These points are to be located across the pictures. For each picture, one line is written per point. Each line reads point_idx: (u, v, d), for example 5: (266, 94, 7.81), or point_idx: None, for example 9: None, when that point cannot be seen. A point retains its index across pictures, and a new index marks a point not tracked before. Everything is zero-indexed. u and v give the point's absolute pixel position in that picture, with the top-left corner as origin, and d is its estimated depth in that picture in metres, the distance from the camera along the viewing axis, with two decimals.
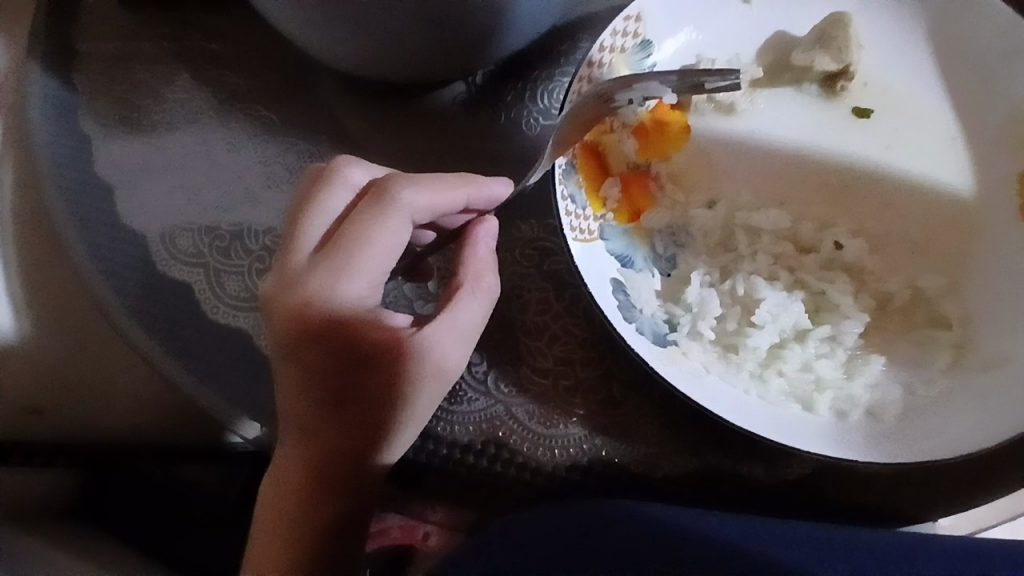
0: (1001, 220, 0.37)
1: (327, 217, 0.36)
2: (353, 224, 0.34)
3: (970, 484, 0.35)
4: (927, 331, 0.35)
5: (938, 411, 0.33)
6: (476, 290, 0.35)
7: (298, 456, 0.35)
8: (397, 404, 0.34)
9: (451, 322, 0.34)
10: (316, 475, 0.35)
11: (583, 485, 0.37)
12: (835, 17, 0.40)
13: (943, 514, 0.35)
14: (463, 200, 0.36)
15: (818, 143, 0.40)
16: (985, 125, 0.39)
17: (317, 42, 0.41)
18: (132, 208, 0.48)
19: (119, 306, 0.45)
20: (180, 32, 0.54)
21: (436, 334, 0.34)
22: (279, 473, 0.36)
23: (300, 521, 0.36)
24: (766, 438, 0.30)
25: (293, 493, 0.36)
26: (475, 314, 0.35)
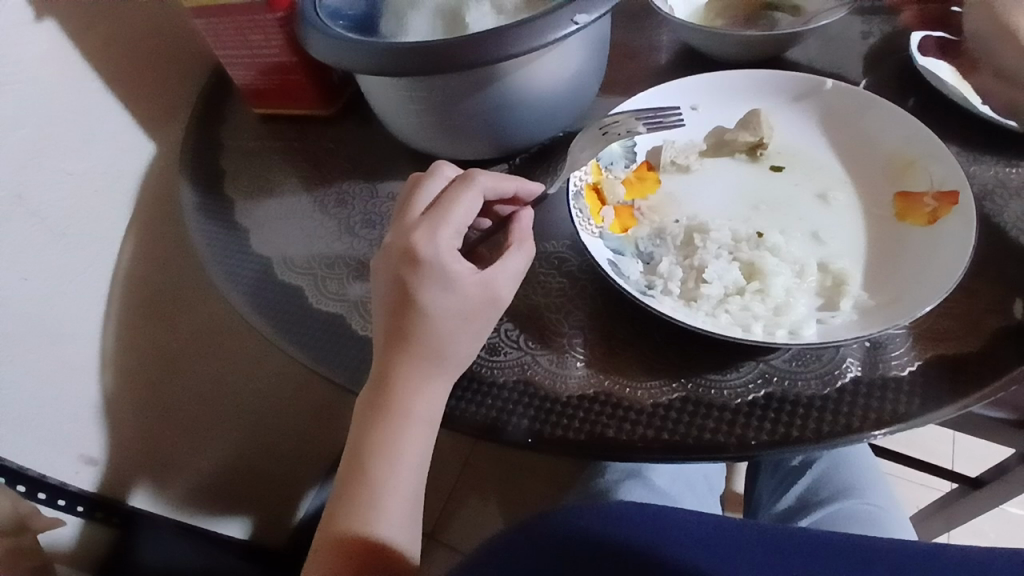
0: (880, 226, 0.54)
1: (425, 193, 0.51)
2: (447, 194, 0.49)
3: (893, 405, 0.45)
4: (830, 291, 0.49)
5: (842, 333, 0.47)
6: (521, 247, 0.50)
7: (393, 361, 0.47)
8: (466, 322, 0.48)
9: (505, 266, 0.49)
10: (403, 374, 0.47)
11: (591, 408, 0.48)
12: (751, 112, 0.61)
13: (876, 428, 0.45)
14: (512, 190, 0.53)
15: (749, 184, 0.58)
16: (864, 170, 0.57)
17: (413, 125, 0.64)
18: (262, 242, 0.68)
19: (244, 301, 0.62)
20: (307, 136, 0.78)
21: (495, 273, 0.49)
22: (380, 381, 0.48)
23: (386, 415, 0.47)
24: (715, 335, 0.44)
25: (385, 390, 0.47)
26: (521, 262, 0.50)
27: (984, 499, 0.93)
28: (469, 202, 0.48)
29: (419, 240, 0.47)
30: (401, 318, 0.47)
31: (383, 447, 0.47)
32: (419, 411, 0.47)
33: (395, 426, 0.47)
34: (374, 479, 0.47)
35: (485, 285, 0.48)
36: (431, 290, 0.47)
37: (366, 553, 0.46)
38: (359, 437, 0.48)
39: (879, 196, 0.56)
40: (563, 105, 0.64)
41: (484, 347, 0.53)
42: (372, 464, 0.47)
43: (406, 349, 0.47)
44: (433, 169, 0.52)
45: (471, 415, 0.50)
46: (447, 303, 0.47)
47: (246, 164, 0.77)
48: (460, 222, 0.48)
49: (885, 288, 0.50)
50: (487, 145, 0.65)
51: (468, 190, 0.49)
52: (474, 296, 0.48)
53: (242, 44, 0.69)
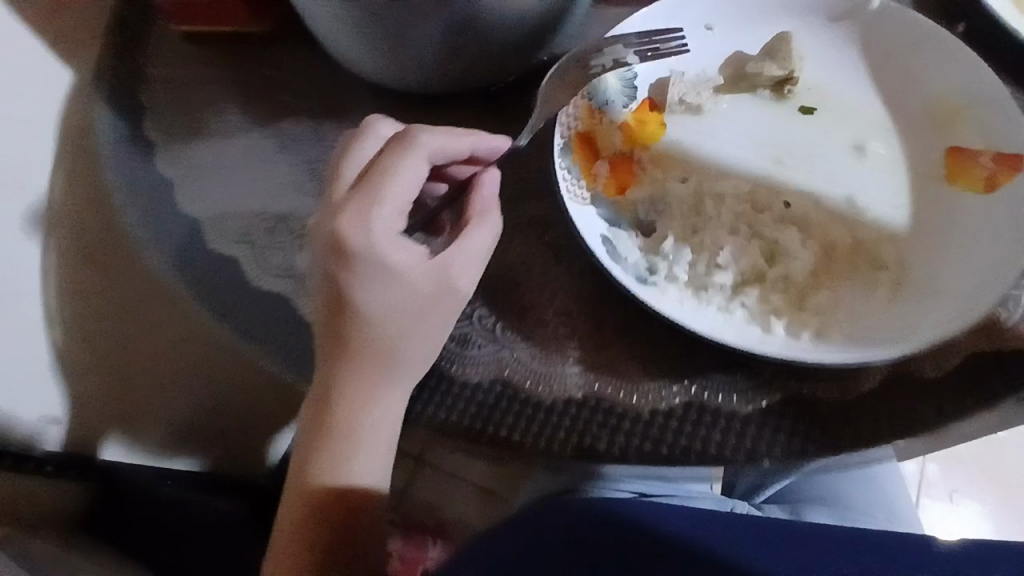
0: (929, 187, 0.44)
1: (356, 161, 0.40)
2: (380, 163, 0.38)
3: (929, 408, 0.39)
4: (869, 273, 0.41)
5: (876, 336, 0.38)
6: (484, 222, 0.40)
7: (333, 372, 0.40)
8: (418, 323, 0.39)
9: (463, 247, 0.40)
10: (346, 387, 0.40)
11: (578, 415, 0.42)
12: (781, 35, 0.49)
13: (903, 439, 0.39)
14: (470, 146, 0.42)
15: (773, 130, 0.47)
16: (912, 113, 0.47)
17: (359, 53, 0.51)
18: (190, 198, 0.57)
19: (173, 274, 0.53)
20: (237, 61, 0.64)
21: (451, 259, 0.39)
22: (320, 396, 0.41)
23: (333, 431, 0.41)
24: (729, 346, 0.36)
25: (328, 405, 0.41)
26: (484, 242, 0.40)
27: None
28: (409, 173, 0.38)
29: (350, 228, 0.38)
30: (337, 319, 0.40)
31: (332, 460, 0.42)
32: (370, 423, 0.41)
33: (344, 440, 0.41)
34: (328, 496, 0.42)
35: (439, 277, 0.39)
36: (373, 289, 0.39)
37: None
38: (305, 451, 0.42)
39: (927, 150, 0.46)
40: (548, 26, 0.51)
41: (453, 338, 0.45)
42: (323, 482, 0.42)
43: (348, 358, 0.40)
44: (367, 126, 0.41)
45: (441, 425, 0.43)
46: (393, 300, 0.39)
47: (168, 96, 0.63)
48: (400, 199, 0.39)
49: (932, 270, 0.41)
50: (451, 75, 0.53)
51: (409, 156, 0.39)
52: (426, 291, 0.39)
53: None
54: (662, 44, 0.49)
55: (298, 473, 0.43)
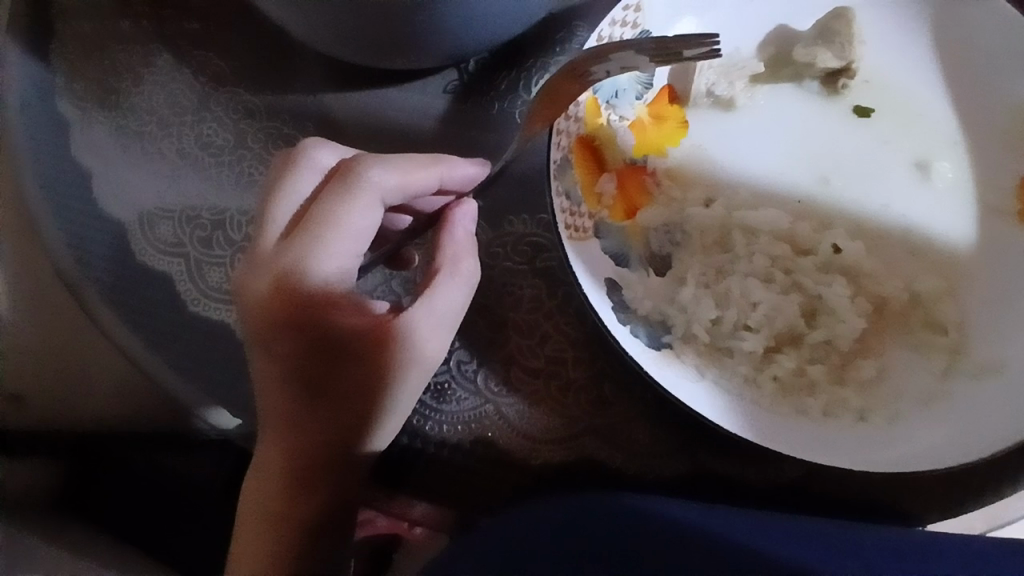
0: (1000, 220, 0.37)
1: (294, 201, 0.36)
2: (319, 208, 0.34)
3: (966, 488, 0.35)
4: (923, 334, 0.34)
5: (926, 421, 0.32)
6: (454, 273, 0.34)
7: (280, 441, 0.37)
8: (374, 393, 0.35)
9: (428, 306, 0.34)
10: (297, 459, 0.36)
11: (573, 486, 0.36)
12: (838, 11, 0.39)
13: (931, 520, 0.35)
14: (433, 181, 0.36)
15: (819, 136, 0.39)
16: (988, 120, 0.38)
17: (303, 21, 0.40)
18: (109, 194, 0.47)
19: (94, 293, 0.45)
20: (158, 11, 0.52)
21: (413, 321, 0.34)
22: (267, 470, 0.37)
23: (289, 506, 0.37)
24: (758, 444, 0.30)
25: (278, 480, 0.37)
26: (456, 299, 0.35)
27: None
28: (355, 217, 0.34)
29: (288, 284, 0.35)
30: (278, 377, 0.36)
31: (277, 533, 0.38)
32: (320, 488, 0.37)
33: (292, 508, 0.37)
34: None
35: (397, 341, 0.34)
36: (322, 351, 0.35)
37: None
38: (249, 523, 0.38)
39: (1000, 172, 0.37)
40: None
41: (428, 390, 0.38)
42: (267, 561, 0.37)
43: (296, 427, 0.36)
44: (307, 158, 0.36)
45: (414, 496, 0.37)
46: (345, 364, 0.35)
47: (73, 55, 0.51)
48: (344, 245, 0.34)
49: (998, 332, 0.34)
50: (421, 49, 0.42)
51: (354, 200, 0.34)
52: (382, 356, 0.35)
53: None
54: (689, 48, 0.32)
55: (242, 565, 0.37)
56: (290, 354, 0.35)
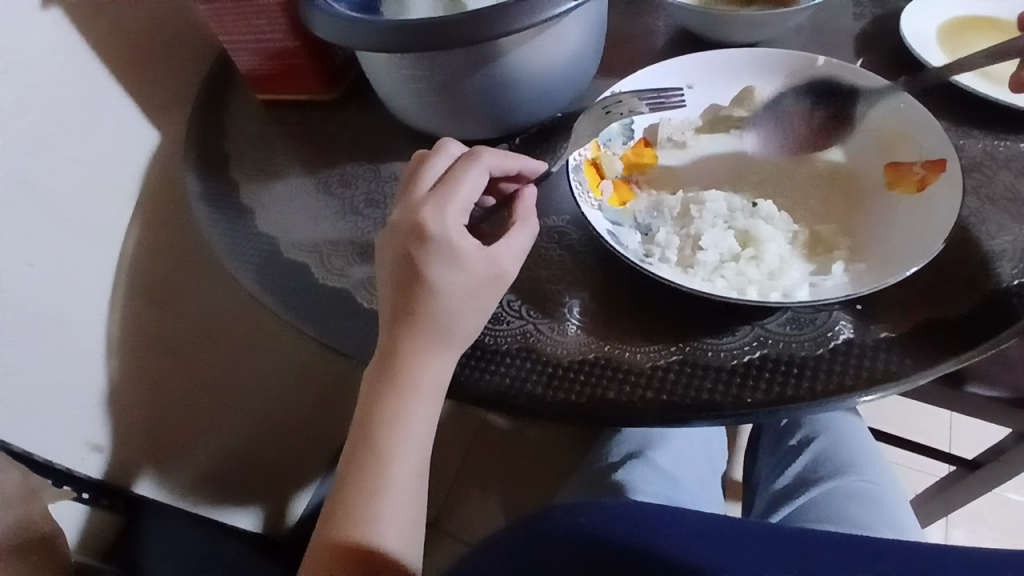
0: (874, 193, 0.56)
1: (430, 172, 0.53)
2: (454, 171, 0.52)
3: (891, 365, 0.47)
4: (822, 257, 0.52)
5: (828, 292, 0.49)
6: (525, 224, 0.53)
7: (403, 333, 0.49)
8: (474, 298, 0.50)
9: (510, 242, 0.52)
10: (412, 347, 0.49)
11: (591, 372, 0.50)
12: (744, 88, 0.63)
13: (867, 388, 0.46)
14: (515, 169, 0.56)
15: (744, 158, 0.60)
16: (856, 141, 0.59)
17: (413, 106, 0.66)
18: (267, 222, 0.69)
19: (247, 276, 0.64)
20: (308, 122, 0.79)
21: (502, 249, 0.51)
22: (390, 355, 0.49)
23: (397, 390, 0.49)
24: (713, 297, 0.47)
25: (395, 364, 0.49)
26: (525, 239, 0.52)
27: (981, 480, 0.95)
28: (472, 183, 0.51)
29: (428, 216, 0.50)
30: (408, 290, 0.50)
31: (388, 415, 0.50)
32: (427, 380, 0.49)
33: (403, 397, 0.49)
34: (382, 445, 0.50)
35: (492, 260, 0.50)
36: (441, 266, 0.49)
37: (376, 526, 0.49)
38: (366, 408, 0.50)
39: (869, 167, 0.57)
40: (563, 79, 0.65)
41: (487, 317, 0.54)
42: (378, 434, 0.50)
43: (414, 325, 0.49)
44: (439, 148, 0.55)
45: (473, 387, 0.51)
46: (456, 279, 0.49)
47: (250, 149, 0.78)
48: (464, 198, 0.51)
49: (877, 252, 0.52)
50: (484, 123, 0.66)
51: (474, 169, 0.52)
52: (481, 271, 0.50)
53: (245, 28, 0.71)
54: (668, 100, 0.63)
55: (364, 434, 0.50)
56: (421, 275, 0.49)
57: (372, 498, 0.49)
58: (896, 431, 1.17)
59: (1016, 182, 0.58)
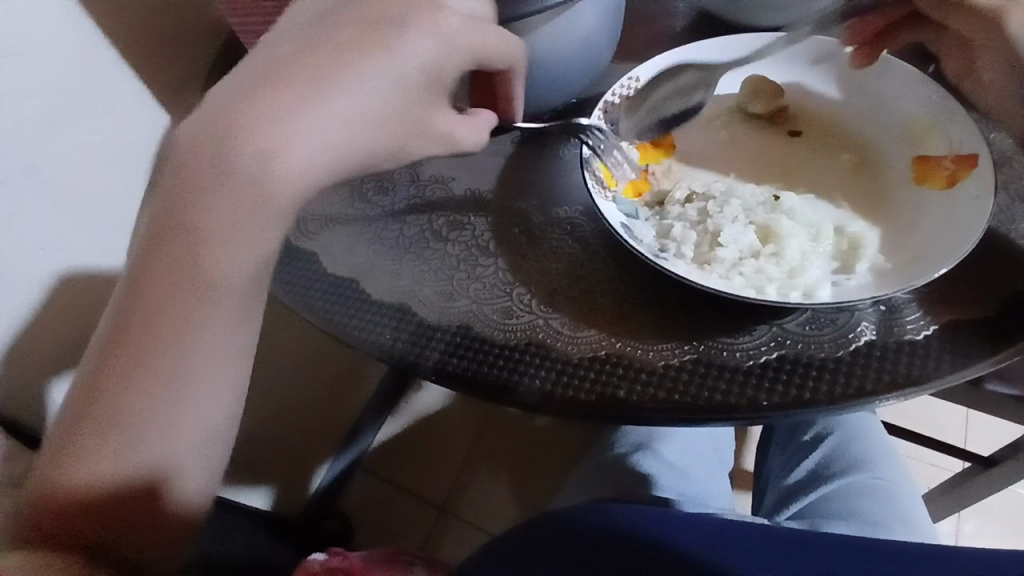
0: (901, 188, 0.53)
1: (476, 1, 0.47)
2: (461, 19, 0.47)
3: (913, 367, 0.45)
4: (846, 254, 0.50)
5: (853, 292, 0.47)
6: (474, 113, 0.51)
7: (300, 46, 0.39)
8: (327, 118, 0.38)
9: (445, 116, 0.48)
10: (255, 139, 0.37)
11: (600, 369, 0.49)
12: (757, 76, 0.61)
13: (888, 392, 0.44)
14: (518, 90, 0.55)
15: (766, 148, 0.58)
16: (882, 134, 0.57)
17: None
18: None
19: None
20: None
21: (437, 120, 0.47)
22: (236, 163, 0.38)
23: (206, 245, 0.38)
24: (729, 295, 0.46)
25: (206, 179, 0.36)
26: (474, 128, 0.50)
27: (995, 478, 0.93)
28: (426, 45, 0.42)
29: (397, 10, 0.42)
30: (268, 98, 0.37)
31: (186, 313, 0.39)
32: (242, 292, 0.40)
33: (218, 263, 0.39)
34: (160, 347, 0.38)
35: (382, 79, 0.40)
36: (346, 43, 0.40)
37: (178, 453, 0.40)
38: (151, 274, 0.38)
39: (896, 161, 0.55)
40: (577, 63, 0.62)
41: (497, 311, 0.53)
42: (159, 322, 0.38)
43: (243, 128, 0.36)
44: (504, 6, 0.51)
45: (479, 382, 0.50)
46: (328, 100, 0.39)
47: None
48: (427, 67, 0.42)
49: (901, 252, 0.50)
50: None
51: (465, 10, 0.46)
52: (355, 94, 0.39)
53: (253, 9, 0.69)
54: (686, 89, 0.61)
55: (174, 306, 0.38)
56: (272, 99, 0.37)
57: (159, 411, 0.39)
58: (910, 424, 1.15)
59: None
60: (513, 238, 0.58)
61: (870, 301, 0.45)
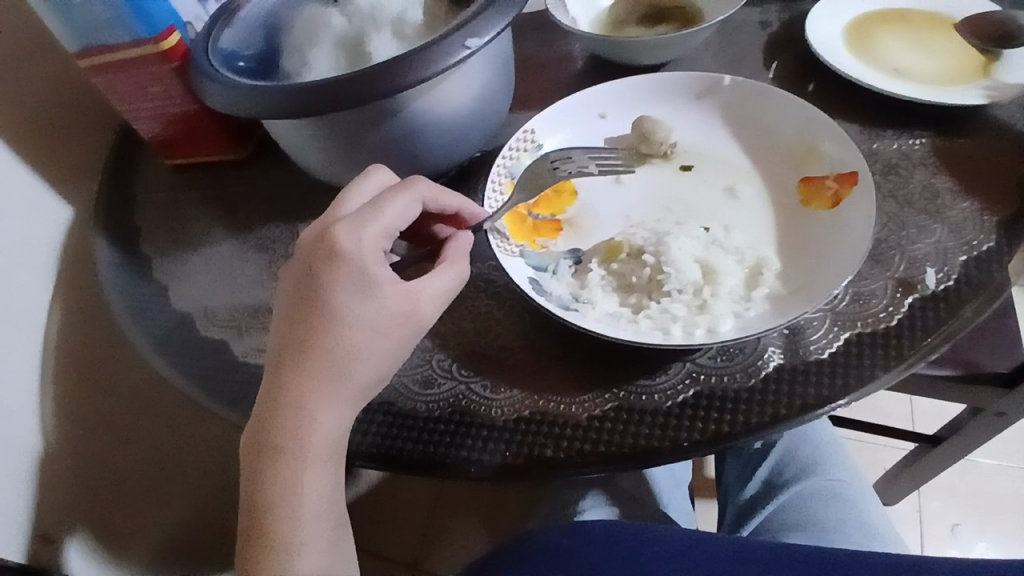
0: (791, 209, 0.56)
1: (361, 194, 0.51)
2: (384, 195, 0.49)
3: (817, 388, 0.47)
4: (750, 282, 0.52)
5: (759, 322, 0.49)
6: (453, 264, 0.50)
7: (297, 293, 0.47)
8: (359, 334, 0.46)
9: (439, 283, 0.49)
10: (307, 370, 0.45)
11: (526, 430, 0.48)
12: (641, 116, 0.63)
13: (800, 415, 0.46)
14: (456, 205, 0.53)
15: (664, 184, 0.59)
16: (770, 157, 0.60)
17: (321, 165, 0.63)
18: (182, 296, 0.66)
19: (164, 360, 0.60)
20: (223, 181, 0.76)
21: (429, 288, 0.49)
22: (303, 387, 0.45)
23: (292, 455, 0.45)
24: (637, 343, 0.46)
25: (298, 401, 0.45)
26: (451, 284, 0.50)
27: (941, 456, 0.97)
28: (372, 245, 0.47)
29: (341, 234, 0.46)
30: (290, 363, 0.46)
31: (286, 494, 0.45)
32: (319, 459, 0.46)
33: (290, 475, 0.45)
34: (280, 523, 0.45)
35: (406, 297, 0.47)
36: (347, 291, 0.46)
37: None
38: (255, 507, 0.46)
39: (785, 183, 0.58)
40: (475, 120, 0.63)
41: (417, 381, 0.52)
42: (279, 517, 0.45)
43: (305, 372, 0.45)
44: (370, 172, 0.53)
45: (404, 462, 0.48)
46: (370, 313, 0.46)
47: (162, 216, 0.74)
48: (388, 220, 0.48)
49: (802, 271, 0.52)
50: (402, 177, 0.64)
51: (401, 193, 0.49)
52: (399, 309, 0.47)
53: (142, 96, 0.67)
54: (584, 137, 0.63)
55: (276, 513, 0.45)
56: (293, 356, 0.46)
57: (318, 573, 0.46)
58: (856, 413, 1.19)
59: (930, 181, 0.60)
60: None
61: (772, 329, 0.47)
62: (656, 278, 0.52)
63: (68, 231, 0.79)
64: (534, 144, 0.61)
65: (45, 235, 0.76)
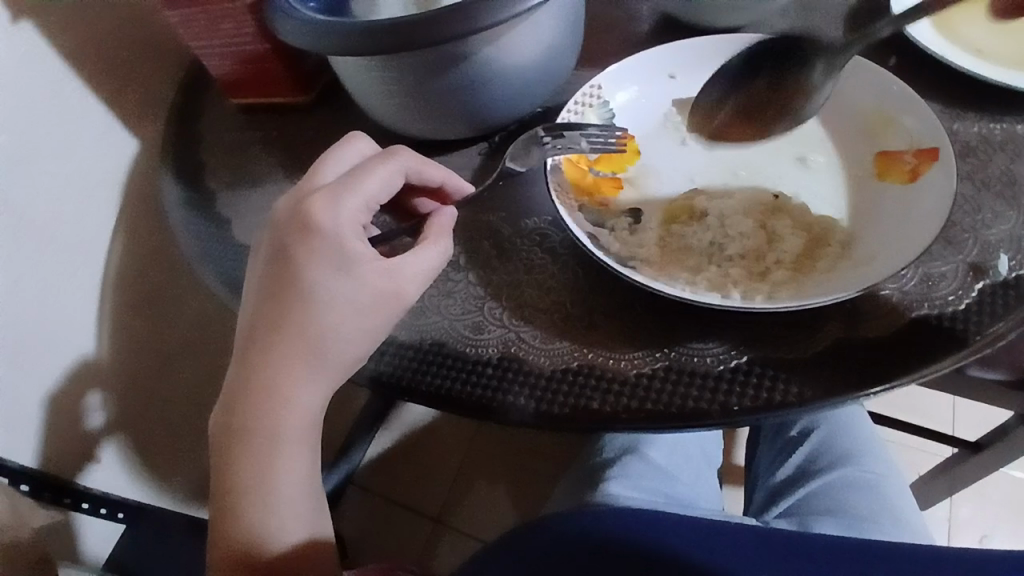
0: (863, 182, 0.54)
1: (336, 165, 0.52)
2: (362, 168, 0.50)
3: (879, 365, 0.45)
4: (815, 253, 0.50)
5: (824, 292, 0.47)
6: (436, 240, 0.51)
7: (269, 271, 0.48)
8: (332, 312, 0.47)
9: (419, 259, 0.50)
10: (278, 346, 0.47)
11: (573, 382, 0.49)
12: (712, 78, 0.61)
13: (858, 390, 0.45)
14: (439, 178, 0.55)
15: (732, 149, 0.58)
16: (845, 129, 0.57)
17: (385, 109, 0.63)
18: (243, 231, 0.68)
19: (225, 290, 0.63)
20: (284, 123, 0.77)
21: (409, 263, 0.49)
22: (275, 362, 0.47)
23: (265, 428, 0.48)
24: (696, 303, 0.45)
25: (269, 375, 0.47)
26: (434, 259, 0.50)
27: (983, 463, 0.93)
28: (346, 219, 0.48)
29: (317, 210, 0.47)
30: (262, 340, 0.47)
31: (261, 461, 0.48)
32: (293, 428, 0.48)
33: (262, 444, 0.48)
34: (254, 489, 0.49)
35: (384, 272, 0.48)
36: (322, 266, 0.47)
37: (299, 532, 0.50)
38: (228, 460, 0.49)
39: (859, 157, 0.56)
40: (541, 73, 0.62)
41: (468, 326, 0.53)
42: (249, 471, 0.49)
43: (277, 348, 0.47)
44: (347, 141, 0.54)
45: (453, 402, 0.49)
46: (345, 289, 0.47)
47: (225, 154, 0.76)
48: (368, 195, 0.49)
49: (869, 247, 0.50)
50: (464, 126, 0.64)
51: (380, 167, 0.50)
52: (376, 285, 0.48)
53: (214, 32, 0.69)
54: (650, 96, 0.61)
55: (250, 477, 0.49)
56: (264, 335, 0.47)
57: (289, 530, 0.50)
58: (897, 412, 1.16)
59: (1013, 166, 0.56)
60: (481, 250, 0.58)
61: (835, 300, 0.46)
62: (716, 243, 0.51)
63: (136, 164, 0.82)
64: (599, 99, 0.60)
65: (115, 166, 0.79)
